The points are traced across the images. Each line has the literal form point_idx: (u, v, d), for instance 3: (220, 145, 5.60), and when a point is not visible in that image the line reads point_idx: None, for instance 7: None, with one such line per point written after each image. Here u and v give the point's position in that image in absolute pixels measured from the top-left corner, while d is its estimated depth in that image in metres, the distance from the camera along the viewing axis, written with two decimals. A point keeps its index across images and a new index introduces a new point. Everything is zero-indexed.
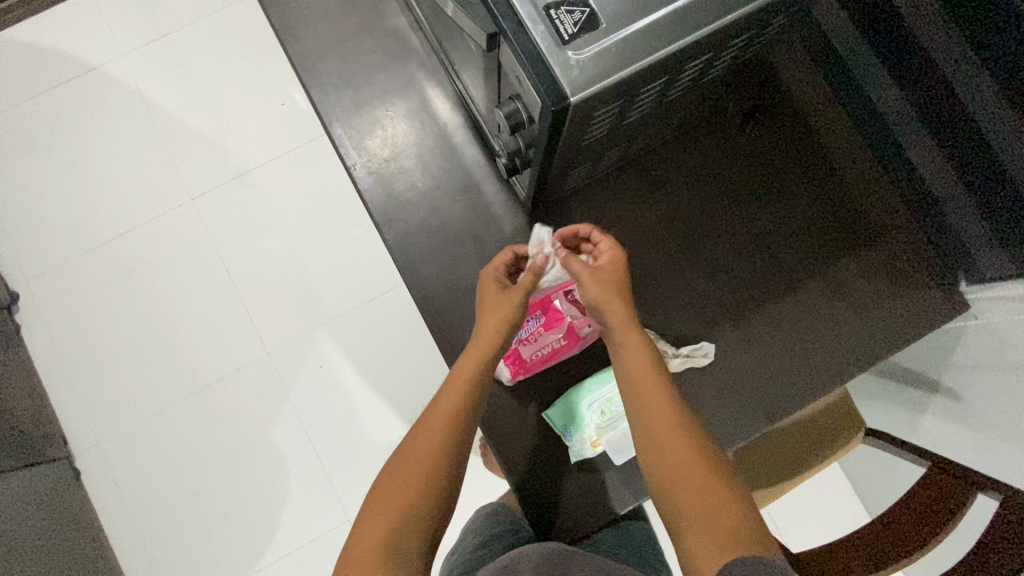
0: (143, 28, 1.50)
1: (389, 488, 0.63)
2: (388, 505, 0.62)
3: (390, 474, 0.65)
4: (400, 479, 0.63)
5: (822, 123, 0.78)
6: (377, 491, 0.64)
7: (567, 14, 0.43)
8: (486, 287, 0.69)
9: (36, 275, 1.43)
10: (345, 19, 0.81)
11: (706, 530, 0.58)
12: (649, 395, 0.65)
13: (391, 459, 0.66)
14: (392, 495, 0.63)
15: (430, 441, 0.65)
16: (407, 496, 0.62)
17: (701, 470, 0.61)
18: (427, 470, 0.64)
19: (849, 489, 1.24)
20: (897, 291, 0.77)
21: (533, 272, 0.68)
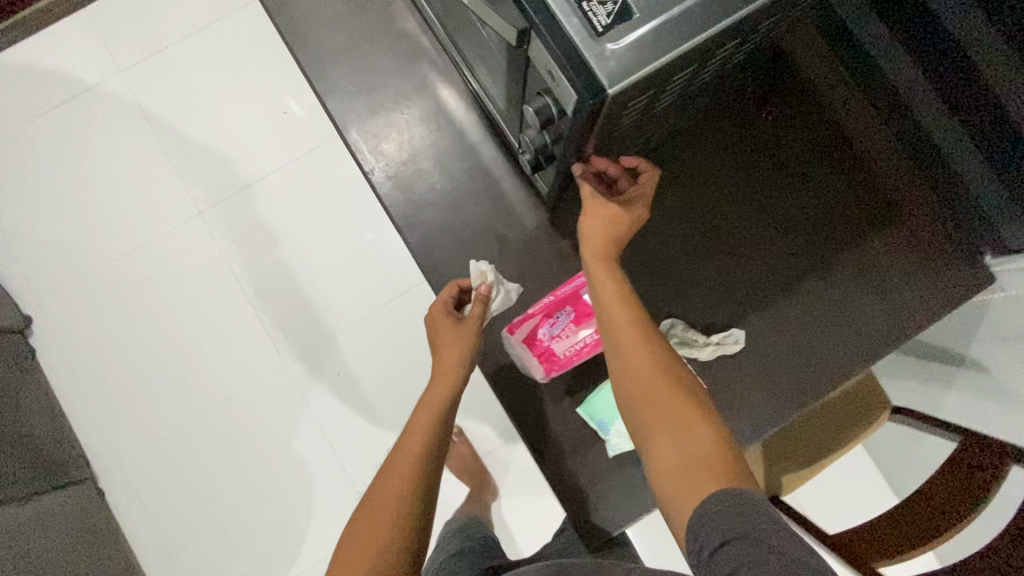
0: (140, 42, 1.49)
1: (354, 549, 0.57)
2: (355, 568, 0.56)
3: (351, 541, 0.58)
4: (366, 539, 0.58)
5: (837, 103, 0.77)
6: (337, 561, 0.58)
7: (600, 5, 0.42)
8: (437, 323, 0.71)
9: (48, 297, 1.43)
10: (353, 23, 0.80)
11: (682, 470, 0.53)
12: (616, 319, 0.62)
13: (349, 526, 0.61)
14: (358, 558, 0.57)
15: (396, 489, 0.62)
16: (378, 551, 0.57)
17: (673, 397, 0.57)
18: (396, 521, 0.59)
19: (873, 466, 1.25)
20: (922, 266, 0.77)
21: (482, 300, 0.70)
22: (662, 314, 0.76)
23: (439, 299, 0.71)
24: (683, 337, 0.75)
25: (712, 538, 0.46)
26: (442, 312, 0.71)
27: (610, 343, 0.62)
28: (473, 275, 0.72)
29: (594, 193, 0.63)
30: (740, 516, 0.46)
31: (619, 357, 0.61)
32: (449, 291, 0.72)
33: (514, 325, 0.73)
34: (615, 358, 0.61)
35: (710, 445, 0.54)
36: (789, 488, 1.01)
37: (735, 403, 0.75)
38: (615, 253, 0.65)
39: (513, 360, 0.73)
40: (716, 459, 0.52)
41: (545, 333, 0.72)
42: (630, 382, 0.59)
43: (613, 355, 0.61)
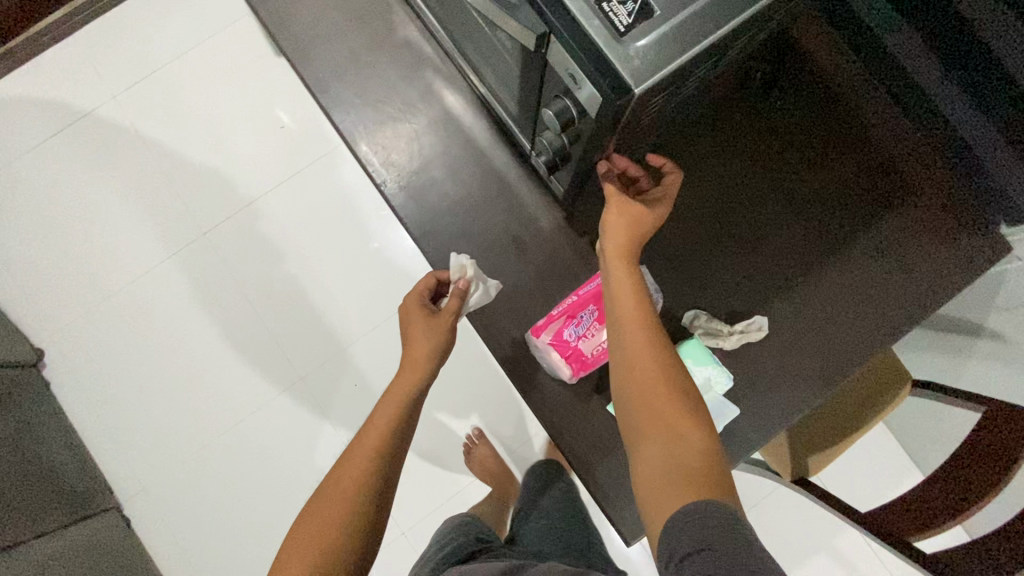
0: (131, 65, 1.48)
1: (303, 537, 0.57)
2: (300, 555, 0.56)
3: (301, 528, 0.58)
4: (314, 526, 0.58)
5: (843, 84, 0.77)
6: (286, 545, 0.58)
7: (620, 5, 0.42)
8: (410, 314, 0.71)
9: (58, 329, 1.42)
10: (354, 35, 0.80)
11: (665, 475, 0.52)
12: (623, 313, 0.60)
13: (301, 512, 0.60)
14: (303, 546, 0.56)
15: (351, 479, 0.60)
16: (323, 540, 0.57)
17: (671, 402, 0.56)
18: (346, 513, 0.58)
19: (893, 442, 1.26)
20: (938, 240, 0.77)
21: (458, 294, 0.69)
22: (684, 305, 0.76)
23: (415, 291, 0.72)
24: (707, 328, 0.75)
25: (683, 544, 0.46)
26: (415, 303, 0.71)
27: (617, 340, 0.61)
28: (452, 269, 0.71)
29: (617, 192, 0.63)
30: (710, 526, 0.46)
31: (623, 352, 0.60)
32: (425, 283, 0.72)
33: (538, 327, 0.72)
34: (619, 353, 0.60)
35: (701, 455, 0.52)
36: (818, 469, 1.01)
37: (764, 390, 0.75)
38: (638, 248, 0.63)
39: (540, 363, 0.73)
40: (706, 471, 0.51)
41: (572, 333, 0.71)
42: (633, 379, 0.58)
43: (619, 351, 0.60)
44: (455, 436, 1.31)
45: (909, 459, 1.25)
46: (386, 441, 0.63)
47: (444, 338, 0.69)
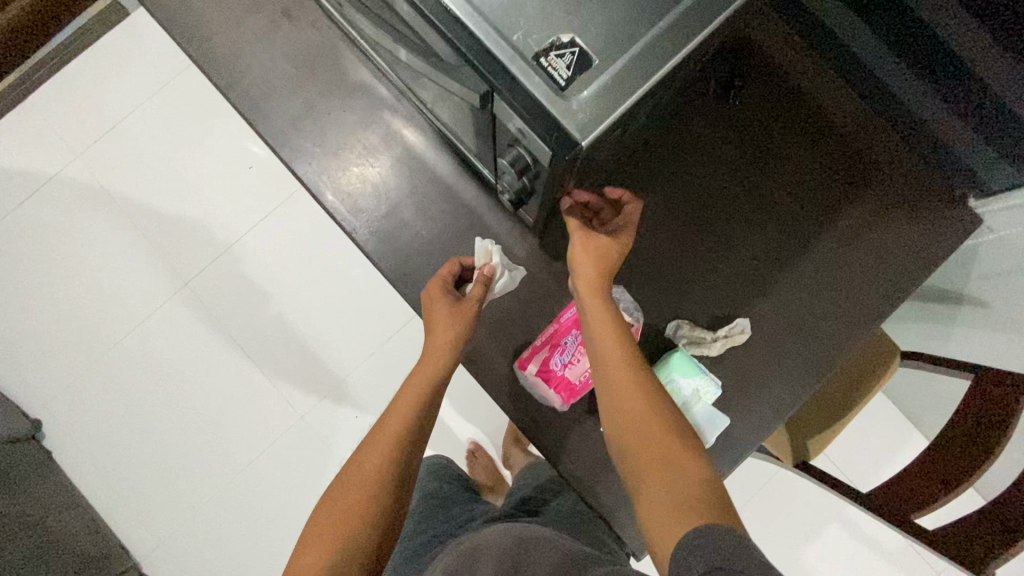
0: (90, 123, 1.46)
1: (326, 518, 0.61)
2: (322, 535, 0.59)
3: (325, 510, 0.62)
4: (337, 509, 0.61)
5: (802, 74, 0.77)
6: (311, 524, 0.61)
7: (558, 59, 0.42)
8: (433, 299, 0.71)
9: (53, 397, 1.41)
10: (307, 85, 0.79)
11: (665, 506, 0.53)
12: (606, 354, 0.64)
13: (326, 495, 0.64)
14: (326, 527, 0.60)
15: (372, 467, 0.64)
16: (346, 523, 0.60)
17: (660, 436, 0.59)
18: (369, 498, 0.62)
19: (890, 408, 1.28)
20: (912, 220, 0.77)
21: (483, 282, 0.71)
22: (666, 317, 0.77)
23: (439, 276, 0.72)
24: (691, 337, 0.75)
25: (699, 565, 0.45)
26: (439, 291, 0.71)
27: (603, 381, 0.64)
28: (478, 254, 0.72)
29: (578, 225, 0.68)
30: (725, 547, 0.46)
31: (609, 394, 0.63)
32: (449, 268, 0.72)
33: (524, 359, 0.73)
34: (607, 395, 0.63)
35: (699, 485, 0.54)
36: (818, 451, 1.02)
37: (754, 391, 0.75)
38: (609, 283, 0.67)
39: (530, 393, 0.74)
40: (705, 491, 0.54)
41: (557, 362, 0.72)
42: (623, 418, 0.61)
43: (607, 393, 0.63)
44: (461, 455, 1.32)
45: (907, 423, 1.27)
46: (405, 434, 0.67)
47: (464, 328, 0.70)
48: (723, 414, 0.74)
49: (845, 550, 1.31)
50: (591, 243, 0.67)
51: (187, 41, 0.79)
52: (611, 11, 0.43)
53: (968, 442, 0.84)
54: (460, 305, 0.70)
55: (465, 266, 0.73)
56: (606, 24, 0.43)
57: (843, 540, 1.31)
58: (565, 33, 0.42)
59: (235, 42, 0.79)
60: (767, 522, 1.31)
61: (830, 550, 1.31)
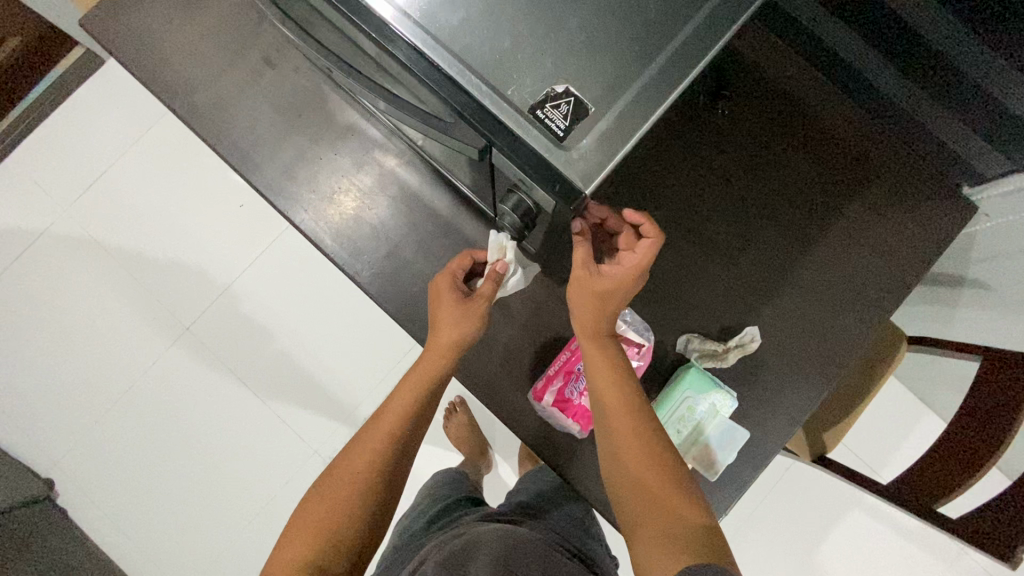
0: (76, 175, 1.45)
1: (310, 514, 0.62)
2: (303, 534, 0.61)
3: (310, 505, 0.63)
4: (320, 507, 0.62)
5: (790, 80, 0.77)
6: (297, 516, 0.63)
7: (554, 110, 0.42)
8: (440, 294, 0.67)
9: (62, 454, 1.40)
10: (296, 131, 0.79)
11: (660, 547, 0.57)
12: (604, 397, 0.64)
13: (315, 487, 0.65)
14: (309, 525, 0.61)
15: (360, 469, 0.64)
16: (328, 523, 0.61)
17: (659, 478, 0.61)
18: (354, 501, 0.62)
19: (901, 390, 1.29)
20: (907, 215, 0.78)
21: (494, 279, 0.66)
22: (675, 332, 0.77)
23: (450, 270, 0.68)
24: (703, 351, 0.75)
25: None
26: (447, 286, 0.67)
27: (602, 422, 0.65)
28: (491, 248, 0.67)
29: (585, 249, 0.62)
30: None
31: (605, 429, 0.64)
32: (461, 263, 0.69)
33: (539, 391, 0.73)
34: (605, 435, 0.64)
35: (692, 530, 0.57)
36: (835, 443, 1.03)
37: (770, 399, 0.76)
38: (607, 324, 0.66)
39: (549, 422, 0.74)
40: (695, 540, 0.56)
41: (574, 390, 0.73)
42: (617, 454, 0.63)
43: (603, 429, 0.65)
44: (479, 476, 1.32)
45: (918, 404, 1.29)
46: (396, 437, 0.65)
47: (468, 331, 0.65)
48: (741, 426, 0.74)
49: (866, 535, 1.32)
50: (589, 283, 0.63)
51: (172, 98, 0.78)
52: (603, 57, 0.43)
53: (992, 424, 0.84)
54: (468, 306, 0.66)
55: (477, 260, 0.69)
56: (600, 70, 0.43)
57: (863, 526, 1.32)
58: (558, 84, 0.42)
59: (220, 95, 0.79)
60: (785, 513, 1.32)
61: (852, 537, 1.32)
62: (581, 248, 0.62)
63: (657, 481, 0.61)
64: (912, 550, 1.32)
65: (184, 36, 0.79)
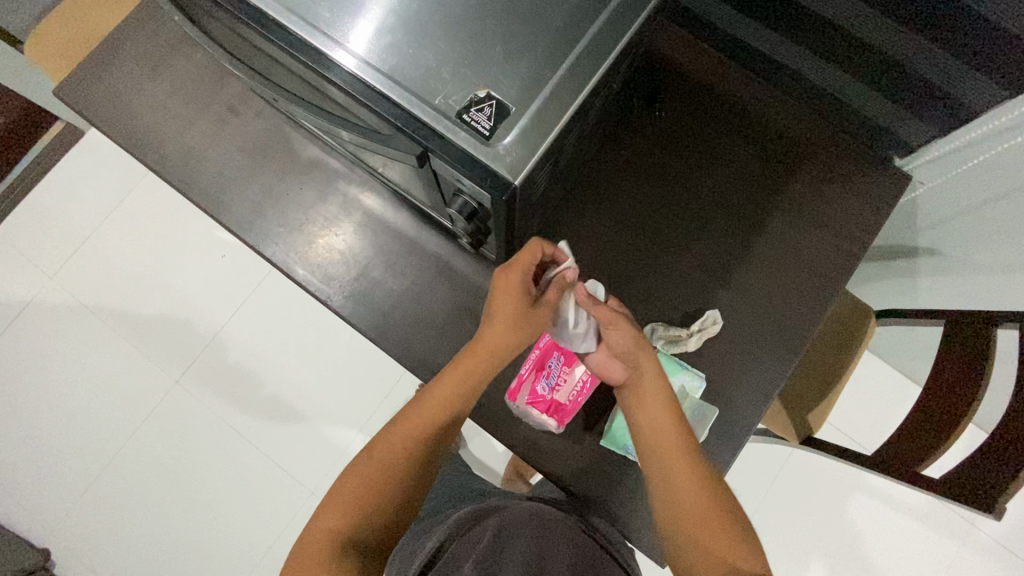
0: (59, 243, 1.49)
1: (347, 487, 0.62)
2: (342, 504, 0.61)
3: (348, 475, 0.63)
4: (362, 480, 0.62)
5: (717, 79, 0.83)
6: (335, 485, 0.63)
7: (478, 113, 0.46)
8: (512, 291, 0.64)
9: (56, 522, 1.38)
10: (262, 170, 0.83)
11: None
12: (660, 445, 0.65)
13: (355, 459, 0.65)
14: (348, 497, 0.61)
15: (396, 450, 0.65)
16: (360, 501, 0.61)
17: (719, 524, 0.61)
18: (388, 482, 0.63)
19: (884, 366, 1.32)
20: (848, 191, 0.82)
21: (560, 287, 0.66)
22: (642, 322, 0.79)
23: (521, 266, 0.64)
24: (668, 337, 0.78)
25: None
26: (500, 286, 0.65)
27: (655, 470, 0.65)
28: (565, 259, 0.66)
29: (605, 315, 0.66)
30: None
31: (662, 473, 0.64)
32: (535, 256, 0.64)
33: (513, 390, 0.74)
34: (659, 481, 0.65)
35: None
36: (819, 423, 1.03)
37: (740, 376, 0.78)
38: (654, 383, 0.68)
39: (526, 421, 0.75)
40: None
41: (545, 387, 0.73)
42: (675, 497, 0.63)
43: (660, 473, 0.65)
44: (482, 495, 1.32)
45: (904, 377, 1.31)
46: (433, 428, 0.66)
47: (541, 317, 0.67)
48: (709, 408, 0.76)
49: (872, 517, 1.32)
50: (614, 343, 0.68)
51: (144, 152, 0.83)
52: (520, 63, 0.48)
53: (967, 379, 0.85)
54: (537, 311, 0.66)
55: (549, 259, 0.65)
56: (518, 75, 0.47)
57: (868, 509, 1.32)
58: (480, 90, 0.47)
59: (189, 146, 0.84)
60: (786, 503, 1.31)
61: (858, 521, 1.31)
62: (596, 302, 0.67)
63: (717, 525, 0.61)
64: (919, 527, 1.31)
65: (152, 94, 0.85)
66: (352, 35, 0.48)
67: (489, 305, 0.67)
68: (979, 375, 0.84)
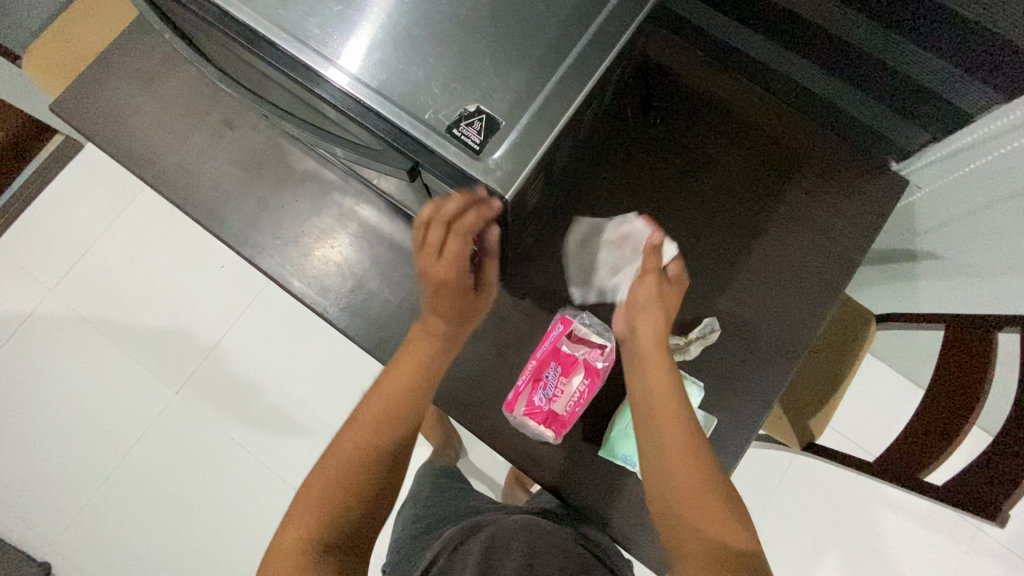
0: (59, 256, 1.49)
1: (312, 490, 0.60)
2: (307, 509, 0.59)
3: (318, 472, 0.62)
4: (327, 476, 0.61)
5: (713, 84, 0.83)
6: (304, 486, 0.61)
7: (468, 128, 0.46)
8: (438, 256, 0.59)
9: (57, 535, 1.38)
10: (257, 182, 0.83)
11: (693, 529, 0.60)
12: (655, 384, 0.66)
13: (323, 455, 0.64)
14: (314, 501, 0.59)
15: (361, 434, 0.64)
16: (331, 495, 0.60)
17: (700, 476, 0.61)
18: (358, 467, 0.61)
19: (887, 369, 1.31)
20: (846, 195, 0.81)
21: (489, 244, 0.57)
22: None
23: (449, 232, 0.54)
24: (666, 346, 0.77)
25: None
26: (431, 271, 0.61)
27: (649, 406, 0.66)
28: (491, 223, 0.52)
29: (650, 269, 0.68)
30: None
31: (649, 408, 0.66)
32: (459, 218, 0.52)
33: (511, 402, 0.74)
34: (647, 416, 0.66)
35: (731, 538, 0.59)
36: (820, 429, 1.03)
37: (739, 384, 0.77)
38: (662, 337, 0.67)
39: (524, 433, 0.74)
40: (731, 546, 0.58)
41: (542, 398, 0.72)
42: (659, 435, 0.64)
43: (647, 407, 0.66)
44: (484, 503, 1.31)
45: (906, 380, 1.30)
46: (395, 407, 0.65)
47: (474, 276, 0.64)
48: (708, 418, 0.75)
49: (876, 523, 1.31)
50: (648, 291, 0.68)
51: (140, 167, 0.84)
52: (510, 76, 0.47)
53: (969, 386, 0.85)
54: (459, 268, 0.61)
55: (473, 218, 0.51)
56: (508, 88, 0.47)
57: (872, 514, 1.31)
58: (470, 104, 0.47)
59: (184, 160, 0.84)
60: (789, 509, 1.30)
61: (861, 527, 1.30)
62: (652, 256, 0.68)
63: (699, 476, 0.61)
64: (924, 532, 1.30)
65: (147, 109, 0.85)
66: (341, 50, 0.48)
67: (426, 291, 0.65)
68: (980, 381, 0.83)
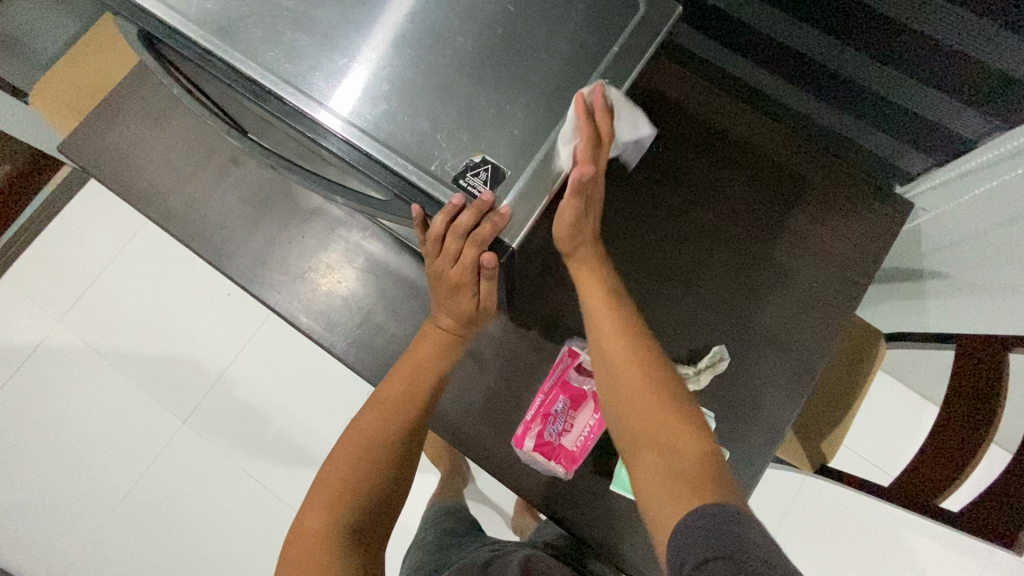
0: (67, 288, 1.50)
1: (331, 476, 0.60)
2: (327, 500, 0.58)
3: (341, 455, 0.62)
4: (351, 461, 0.61)
5: (715, 110, 0.83)
6: (327, 466, 0.61)
7: (474, 178, 0.47)
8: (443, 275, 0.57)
9: (65, 568, 1.38)
10: (264, 219, 0.84)
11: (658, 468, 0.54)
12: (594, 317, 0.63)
13: (344, 435, 0.63)
14: (337, 485, 0.59)
15: (385, 419, 0.63)
16: (354, 481, 0.60)
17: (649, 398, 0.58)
18: (383, 452, 0.62)
19: (897, 386, 1.30)
20: (852, 218, 0.81)
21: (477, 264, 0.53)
22: None
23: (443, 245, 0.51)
24: None
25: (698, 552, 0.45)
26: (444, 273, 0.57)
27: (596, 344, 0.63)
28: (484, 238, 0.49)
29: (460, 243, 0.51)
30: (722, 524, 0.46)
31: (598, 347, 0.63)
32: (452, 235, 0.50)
33: (519, 437, 0.73)
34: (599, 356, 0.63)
35: (694, 462, 0.53)
36: (833, 452, 1.02)
37: (749, 413, 0.77)
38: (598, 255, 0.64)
39: (533, 468, 0.74)
40: (699, 472, 0.52)
41: (551, 432, 0.73)
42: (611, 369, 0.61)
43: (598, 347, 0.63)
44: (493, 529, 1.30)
45: (917, 397, 1.29)
46: (419, 394, 0.65)
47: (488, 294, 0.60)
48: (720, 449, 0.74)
49: (891, 544, 1.29)
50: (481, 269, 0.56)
51: (148, 208, 0.84)
52: (513, 125, 0.48)
53: (981, 409, 0.84)
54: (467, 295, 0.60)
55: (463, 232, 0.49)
56: (512, 137, 0.48)
57: (886, 535, 1.29)
58: (476, 155, 0.48)
59: (191, 199, 0.84)
60: (802, 531, 1.28)
61: (876, 548, 1.28)
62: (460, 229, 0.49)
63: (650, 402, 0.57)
64: (941, 552, 1.28)
65: (155, 149, 0.86)
66: (346, 102, 0.48)
67: (438, 285, 0.61)
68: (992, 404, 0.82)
